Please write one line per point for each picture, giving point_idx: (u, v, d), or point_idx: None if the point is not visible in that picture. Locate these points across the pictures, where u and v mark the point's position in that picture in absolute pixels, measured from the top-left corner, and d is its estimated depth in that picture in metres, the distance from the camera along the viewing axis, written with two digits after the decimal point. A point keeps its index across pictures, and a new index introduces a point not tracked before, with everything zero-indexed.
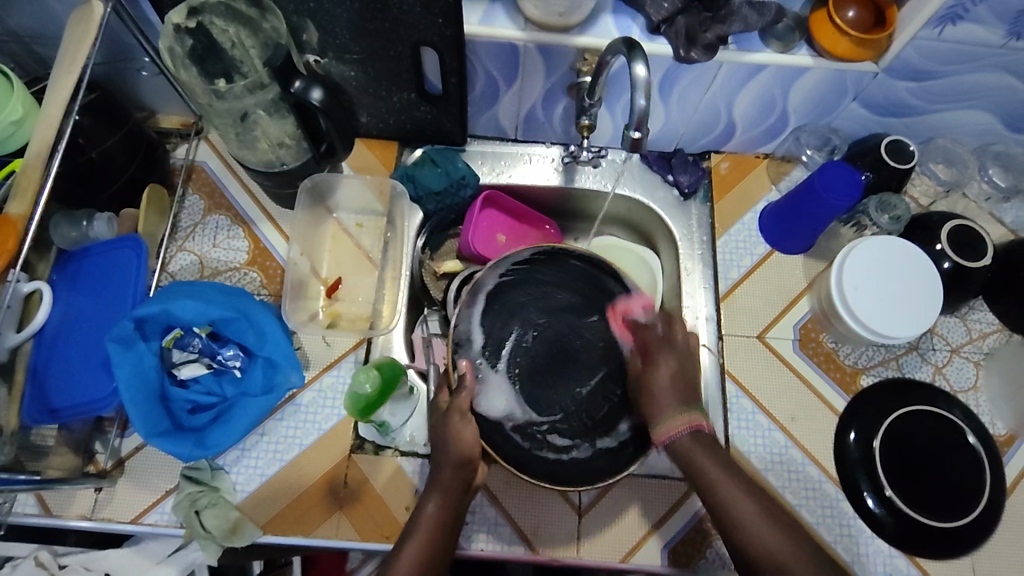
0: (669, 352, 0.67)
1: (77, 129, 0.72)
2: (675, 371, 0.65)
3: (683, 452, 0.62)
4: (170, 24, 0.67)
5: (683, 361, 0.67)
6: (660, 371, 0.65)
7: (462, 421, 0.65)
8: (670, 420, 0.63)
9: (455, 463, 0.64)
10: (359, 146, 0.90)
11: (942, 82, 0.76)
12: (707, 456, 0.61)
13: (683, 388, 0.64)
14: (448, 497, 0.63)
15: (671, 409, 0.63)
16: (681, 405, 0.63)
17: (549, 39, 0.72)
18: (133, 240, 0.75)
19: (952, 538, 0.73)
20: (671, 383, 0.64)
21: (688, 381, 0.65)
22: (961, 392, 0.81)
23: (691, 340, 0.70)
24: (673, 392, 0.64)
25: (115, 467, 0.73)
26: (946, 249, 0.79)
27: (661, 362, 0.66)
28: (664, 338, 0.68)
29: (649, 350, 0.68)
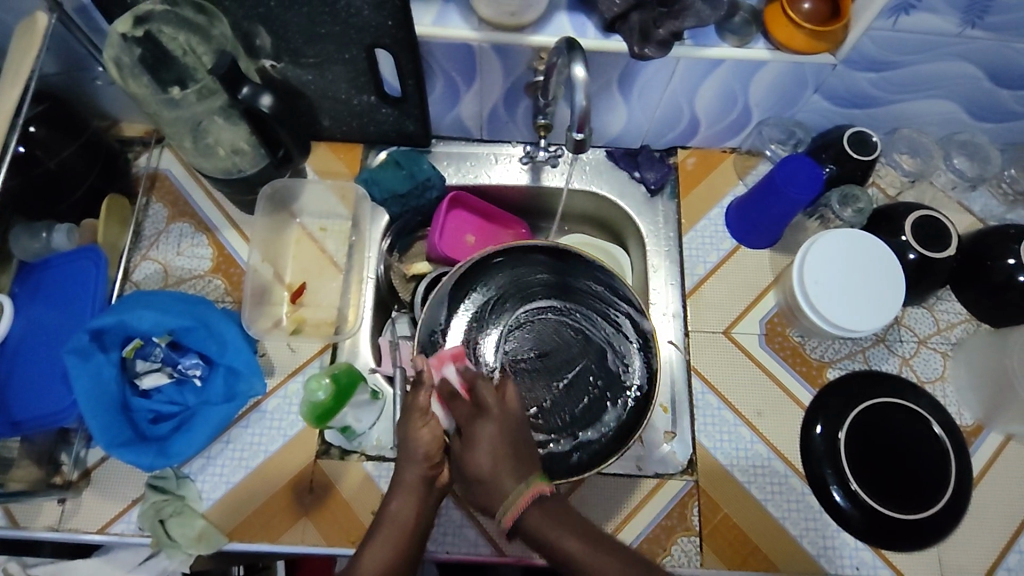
0: (477, 422, 0.59)
1: (33, 141, 0.73)
2: (497, 436, 0.58)
3: (536, 530, 0.55)
4: (116, 33, 0.66)
5: (505, 424, 0.59)
6: (477, 452, 0.57)
7: (421, 419, 0.62)
8: (514, 498, 0.55)
9: (419, 461, 0.61)
10: (321, 148, 0.89)
11: (903, 72, 0.75)
12: (551, 522, 0.55)
13: (511, 450, 0.58)
14: (412, 498, 0.61)
15: (512, 484, 0.56)
16: (520, 477, 0.56)
17: (504, 38, 0.72)
18: (93, 251, 0.76)
19: (918, 530, 0.73)
20: (498, 453, 0.57)
21: (516, 444, 0.58)
22: (928, 383, 0.81)
23: (513, 401, 0.62)
24: (509, 465, 0.57)
25: (82, 478, 0.73)
26: (911, 240, 0.78)
27: (476, 439, 0.58)
28: (484, 407, 0.60)
29: (466, 423, 0.60)
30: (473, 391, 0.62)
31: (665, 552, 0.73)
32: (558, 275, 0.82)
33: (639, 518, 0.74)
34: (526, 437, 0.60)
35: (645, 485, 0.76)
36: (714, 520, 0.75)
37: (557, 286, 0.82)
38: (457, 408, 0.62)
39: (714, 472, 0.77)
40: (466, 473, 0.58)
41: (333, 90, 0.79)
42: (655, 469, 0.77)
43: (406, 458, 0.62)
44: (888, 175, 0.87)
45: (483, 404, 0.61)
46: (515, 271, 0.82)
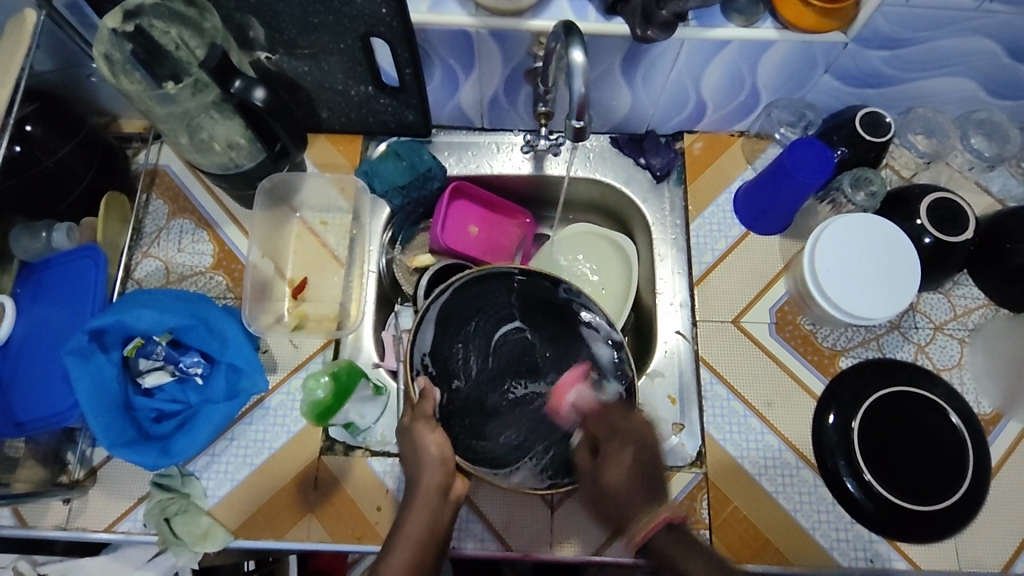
0: (620, 447, 0.63)
1: (29, 140, 0.72)
2: (633, 460, 0.61)
3: (663, 554, 0.55)
4: (107, 28, 0.65)
5: (640, 450, 0.62)
6: (611, 472, 0.61)
7: (427, 429, 0.65)
8: (644, 520, 0.57)
9: (433, 470, 0.63)
10: (321, 141, 0.87)
11: (918, 49, 0.72)
12: (677, 547, 0.55)
13: (642, 477, 0.60)
14: (425, 508, 0.61)
15: (639, 507, 0.58)
16: (648, 500, 0.59)
17: (503, 24, 0.70)
18: (91, 250, 0.75)
19: (934, 522, 0.71)
20: (632, 476, 0.60)
21: (648, 474, 0.60)
22: (945, 370, 0.79)
23: (646, 428, 0.65)
24: (636, 486, 0.60)
25: (87, 476, 0.73)
26: (926, 224, 0.76)
27: (614, 460, 0.62)
28: (619, 429, 0.64)
29: (602, 442, 0.64)
30: (609, 416, 0.66)
31: None
32: (533, 293, 0.75)
33: None
34: (660, 469, 0.62)
35: None
36: (724, 513, 0.73)
37: (533, 300, 0.75)
38: (591, 425, 0.66)
39: (724, 465, 0.75)
40: (601, 490, 0.61)
41: (330, 81, 0.78)
42: (663, 461, 0.76)
43: (418, 470, 0.63)
44: (902, 156, 0.85)
45: (619, 430, 0.64)
46: (490, 290, 0.75)
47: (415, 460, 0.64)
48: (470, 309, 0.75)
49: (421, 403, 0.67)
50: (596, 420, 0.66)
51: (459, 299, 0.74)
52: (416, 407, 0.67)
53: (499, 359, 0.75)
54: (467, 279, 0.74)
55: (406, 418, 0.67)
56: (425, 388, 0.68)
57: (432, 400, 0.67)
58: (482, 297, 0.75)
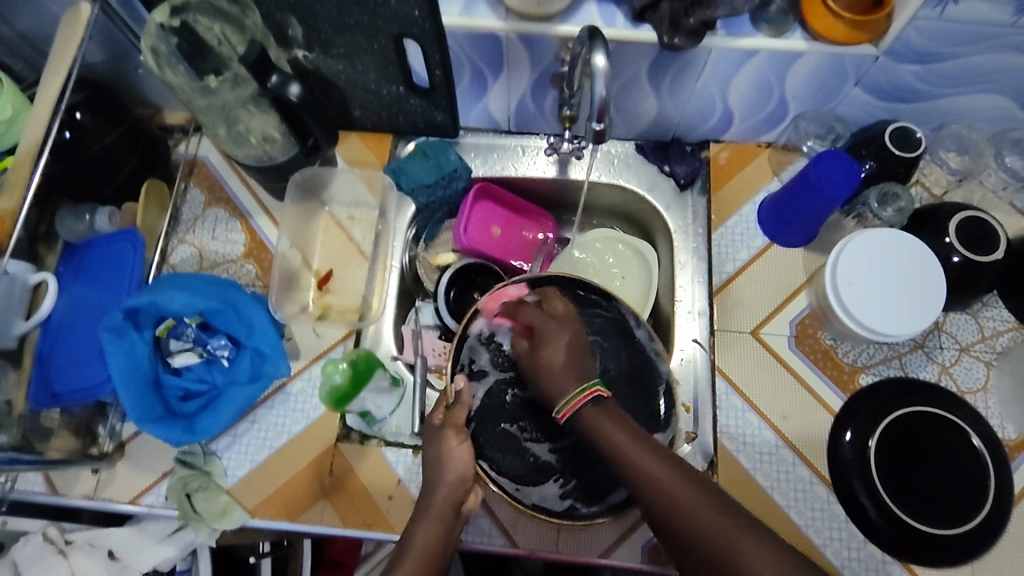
0: (556, 329, 0.67)
1: (78, 127, 0.75)
2: (567, 341, 0.66)
3: (591, 423, 0.60)
4: (154, 23, 0.69)
5: (576, 333, 0.67)
6: (548, 351, 0.66)
7: (457, 439, 0.64)
8: (575, 394, 0.62)
9: (450, 484, 0.62)
10: (352, 138, 0.90)
11: (952, 64, 0.71)
12: (606, 417, 0.60)
13: (576, 364, 0.65)
14: (439, 523, 0.60)
15: (568, 386, 0.63)
16: (576, 379, 0.63)
17: (532, 29, 0.71)
18: (132, 234, 0.79)
19: (950, 547, 0.70)
20: (565, 363, 0.65)
21: (581, 354, 0.66)
22: (969, 394, 0.77)
23: (575, 309, 0.70)
24: (569, 370, 0.64)
25: (116, 450, 0.76)
26: (955, 242, 0.74)
27: (550, 339, 0.67)
28: (552, 319, 0.68)
29: (537, 332, 0.68)
30: (547, 303, 0.70)
31: None
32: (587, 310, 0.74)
33: None
34: (587, 348, 0.67)
35: None
36: None
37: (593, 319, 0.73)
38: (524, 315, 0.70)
39: (736, 477, 0.75)
40: (538, 365, 0.66)
41: (363, 80, 0.80)
42: None
43: (437, 481, 0.62)
44: (932, 173, 0.83)
45: (556, 312, 0.69)
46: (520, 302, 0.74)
47: (438, 468, 0.63)
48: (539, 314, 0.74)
49: (455, 408, 0.67)
50: (530, 305, 0.70)
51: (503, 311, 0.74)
52: (449, 409, 0.68)
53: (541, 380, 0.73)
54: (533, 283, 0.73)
55: (437, 420, 0.67)
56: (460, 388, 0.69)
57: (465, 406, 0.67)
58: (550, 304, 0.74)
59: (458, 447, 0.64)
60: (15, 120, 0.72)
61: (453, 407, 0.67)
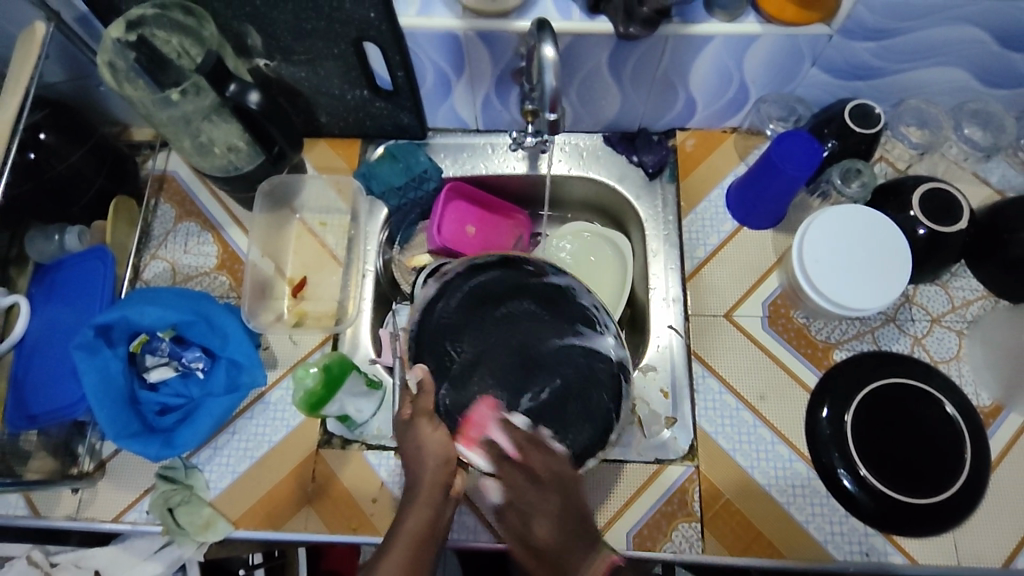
0: (540, 492, 0.58)
1: (43, 147, 0.76)
2: (559, 510, 0.56)
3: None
4: (110, 39, 0.69)
5: (566, 498, 0.58)
6: (538, 523, 0.55)
7: (430, 425, 0.64)
8: (597, 560, 0.52)
9: (438, 465, 0.60)
10: (321, 145, 0.90)
11: (904, 39, 0.72)
12: None
13: (570, 519, 0.56)
14: (426, 507, 0.58)
15: (585, 550, 0.53)
16: (591, 545, 0.53)
17: (489, 26, 0.71)
18: (100, 251, 0.79)
19: (929, 515, 0.71)
20: (561, 530, 0.54)
21: (577, 516, 0.56)
22: (942, 363, 0.78)
23: (561, 465, 0.63)
24: (566, 530, 0.54)
25: (96, 469, 0.76)
26: (919, 215, 0.75)
27: (541, 509, 0.57)
28: (537, 476, 0.60)
29: (519, 496, 0.58)
30: (527, 460, 0.62)
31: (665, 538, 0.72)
32: (516, 278, 0.76)
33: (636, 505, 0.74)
34: (587, 519, 0.57)
35: (647, 469, 0.75)
36: (716, 506, 0.73)
37: (511, 293, 0.75)
38: (507, 471, 0.61)
39: (717, 458, 0.75)
40: (529, 549, 0.54)
41: (327, 86, 0.80)
42: (655, 454, 0.76)
43: (419, 466, 0.61)
44: (895, 148, 0.84)
45: (534, 467, 0.61)
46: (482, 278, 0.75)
47: (418, 454, 0.61)
48: (461, 308, 0.74)
49: (422, 397, 0.67)
50: (513, 463, 0.61)
51: (461, 294, 0.75)
52: (414, 400, 0.67)
53: (488, 342, 0.74)
54: (435, 287, 0.75)
55: (406, 413, 0.66)
56: (421, 379, 0.68)
57: (429, 394, 0.67)
58: (466, 294, 0.75)
59: (435, 432, 0.63)
60: None
61: (418, 397, 0.67)
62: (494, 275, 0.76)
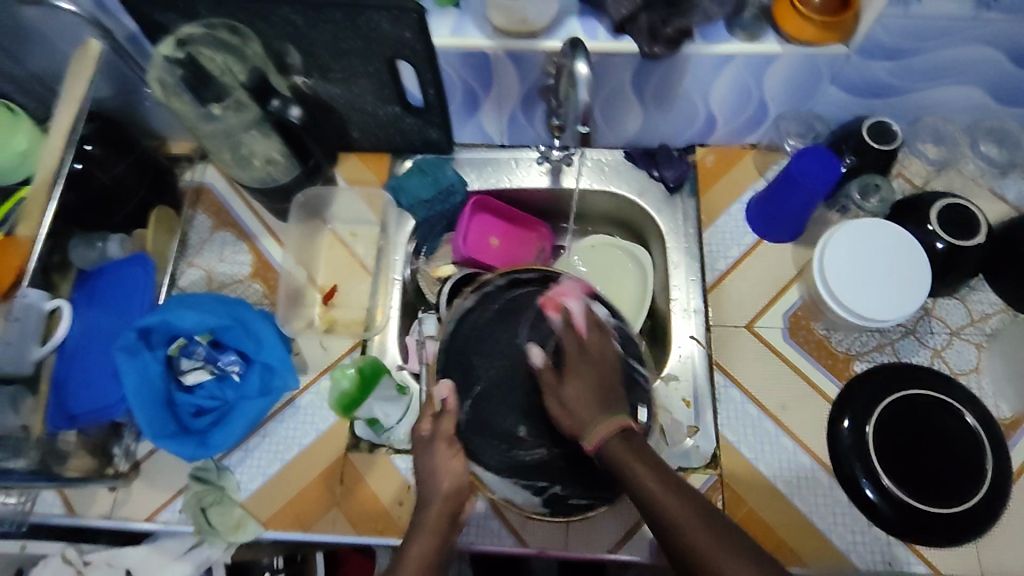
0: (585, 367, 0.66)
1: (89, 158, 0.79)
2: (594, 384, 0.65)
3: (616, 458, 0.60)
4: (160, 55, 0.74)
5: (601, 373, 0.66)
6: (570, 386, 0.65)
7: (448, 450, 0.65)
8: (601, 426, 0.62)
9: (445, 495, 0.63)
10: (352, 159, 0.93)
11: (920, 59, 0.74)
12: (634, 454, 0.60)
13: (604, 396, 0.64)
14: (432, 534, 0.61)
15: (595, 417, 0.62)
16: (605, 411, 0.63)
17: (519, 45, 0.74)
18: (142, 260, 0.83)
19: (952, 526, 0.71)
20: (587, 395, 0.64)
21: (606, 390, 0.65)
22: (962, 375, 0.79)
23: (613, 353, 0.69)
24: (593, 400, 0.64)
25: (131, 470, 0.78)
26: (938, 229, 0.77)
27: (576, 373, 0.66)
28: (581, 355, 0.67)
29: (569, 362, 0.67)
30: (587, 340, 0.69)
31: None
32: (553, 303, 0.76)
33: None
34: (617, 388, 0.66)
35: (670, 476, 0.76)
36: (740, 514, 0.74)
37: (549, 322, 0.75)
38: (569, 335, 0.70)
39: (739, 466, 0.76)
40: (558, 400, 0.65)
41: (360, 102, 0.83)
42: (678, 463, 0.77)
43: (431, 493, 0.63)
44: (912, 164, 0.86)
45: (589, 349, 0.68)
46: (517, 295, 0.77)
47: (433, 478, 0.64)
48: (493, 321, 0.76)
49: (443, 417, 0.67)
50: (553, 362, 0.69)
51: (494, 309, 0.76)
52: (436, 418, 0.68)
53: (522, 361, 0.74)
54: (471, 298, 0.77)
55: (426, 429, 0.67)
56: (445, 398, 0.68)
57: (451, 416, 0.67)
58: (501, 310, 0.76)
59: (452, 460, 0.64)
60: (30, 153, 0.76)
61: (439, 417, 0.67)
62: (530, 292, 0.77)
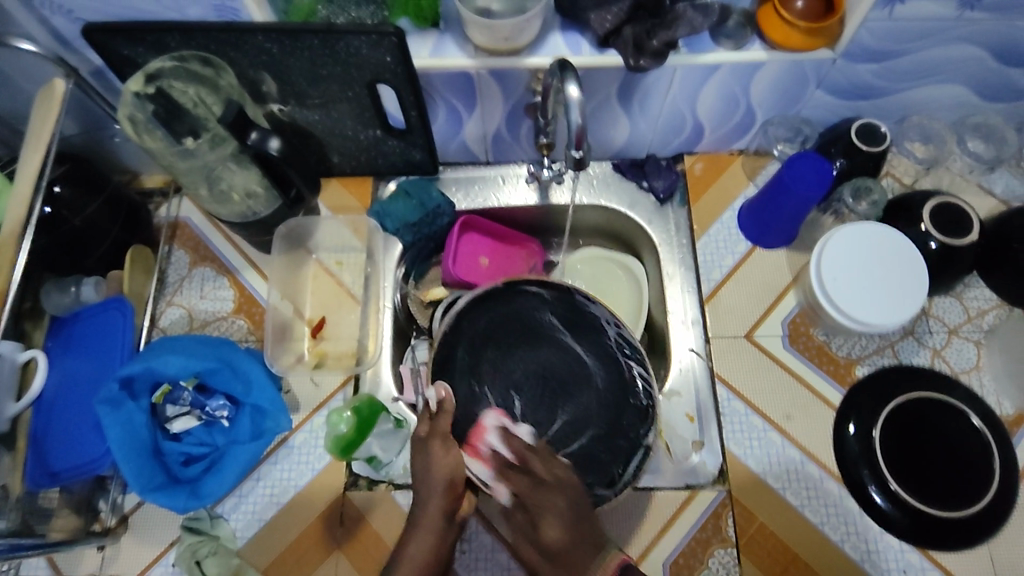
0: (548, 495, 0.58)
1: (58, 201, 0.76)
2: (565, 508, 0.56)
3: None
4: (130, 92, 0.69)
5: (568, 497, 0.57)
6: (547, 525, 0.55)
7: (443, 448, 0.62)
8: (601, 565, 0.52)
9: (442, 493, 0.60)
10: (334, 185, 0.90)
11: (905, 60, 0.74)
12: None
13: (577, 527, 0.55)
14: (430, 534, 0.58)
15: (591, 556, 0.52)
16: (597, 546, 0.53)
17: (502, 63, 0.72)
18: (119, 301, 0.78)
19: (963, 530, 0.71)
20: (565, 532, 0.54)
21: (581, 520, 0.55)
22: (964, 374, 0.79)
23: (566, 473, 0.62)
24: (572, 536, 0.54)
25: (119, 524, 0.74)
26: (931, 229, 0.76)
27: (546, 508, 0.56)
28: (535, 486, 0.59)
29: (528, 502, 0.58)
30: (527, 461, 0.62)
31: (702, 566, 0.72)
32: (552, 305, 0.76)
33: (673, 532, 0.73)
34: (590, 513, 0.57)
35: (681, 494, 0.75)
36: (750, 528, 0.73)
37: (542, 322, 0.75)
38: (513, 480, 0.60)
39: (747, 482, 0.75)
40: (540, 550, 0.54)
41: (340, 128, 0.81)
42: (685, 480, 0.75)
43: (426, 492, 0.60)
44: (900, 164, 0.86)
45: (540, 476, 0.60)
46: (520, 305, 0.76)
47: (426, 477, 0.61)
48: (491, 321, 0.75)
49: (440, 416, 0.66)
50: (517, 471, 0.61)
51: (491, 314, 0.75)
52: (433, 419, 0.66)
53: (529, 369, 0.73)
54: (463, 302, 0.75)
55: (423, 430, 0.65)
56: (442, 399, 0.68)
57: (449, 414, 0.67)
58: (497, 311, 0.75)
59: (447, 455, 0.61)
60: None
61: (438, 416, 0.66)
62: (527, 294, 0.76)
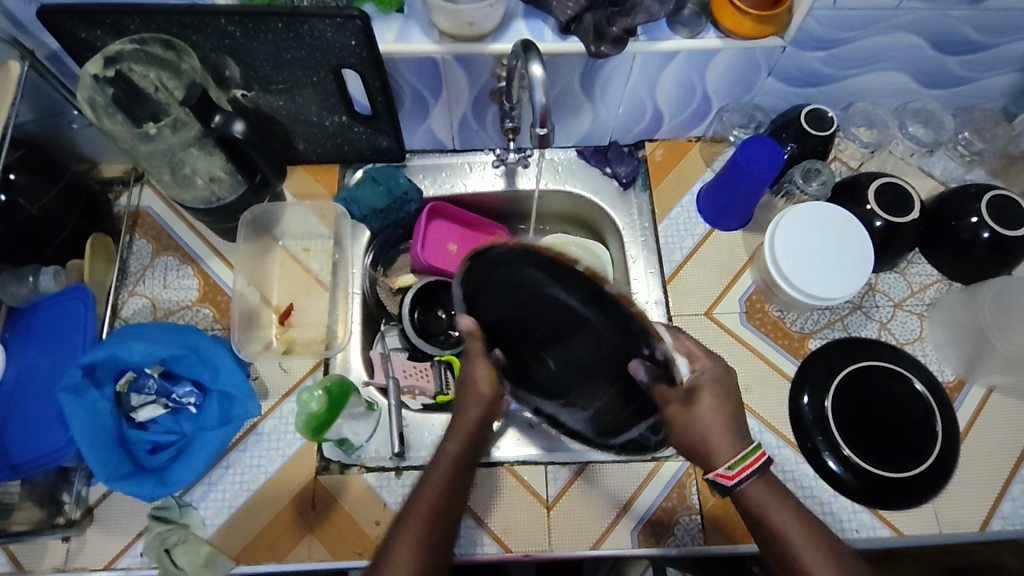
0: (712, 387, 0.61)
1: (13, 188, 0.74)
2: (721, 403, 0.60)
3: (756, 497, 0.58)
4: (88, 75, 0.68)
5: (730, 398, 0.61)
6: (701, 404, 0.59)
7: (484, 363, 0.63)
8: (740, 457, 0.58)
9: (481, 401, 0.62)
10: (299, 172, 0.90)
11: (849, 48, 0.78)
12: (768, 489, 0.58)
13: (731, 424, 0.59)
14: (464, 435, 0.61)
15: (732, 447, 0.58)
16: (741, 443, 0.59)
17: (467, 49, 0.74)
18: (80, 290, 0.77)
19: (911, 489, 0.75)
20: (716, 417, 0.59)
21: (733, 418, 0.60)
22: (908, 344, 0.84)
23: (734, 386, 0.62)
24: (726, 431, 0.59)
25: (84, 516, 0.73)
26: (875, 208, 0.81)
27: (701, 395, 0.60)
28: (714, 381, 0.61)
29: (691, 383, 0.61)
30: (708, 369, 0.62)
31: (669, 533, 0.74)
32: (526, 262, 0.57)
33: (641, 501, 0.76)
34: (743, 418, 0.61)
35: (648, 464, 0.77)
36: (714, 498, 0.76)
37: (521, 282, 0.58)
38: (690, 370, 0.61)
39: None
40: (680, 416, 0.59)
41: (305, 113, 0.81)
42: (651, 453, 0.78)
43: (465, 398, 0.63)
44: (847, 148, 0.91)
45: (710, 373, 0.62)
46: (497, 271, 0.59)
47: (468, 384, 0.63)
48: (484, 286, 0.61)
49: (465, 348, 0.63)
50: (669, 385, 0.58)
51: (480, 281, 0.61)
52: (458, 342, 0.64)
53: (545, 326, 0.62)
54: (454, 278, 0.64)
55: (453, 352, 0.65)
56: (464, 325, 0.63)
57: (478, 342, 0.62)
58: (472, 284, 0.61)
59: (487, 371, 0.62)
60: None
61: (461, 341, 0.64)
62: (496, 255, 0.58)
